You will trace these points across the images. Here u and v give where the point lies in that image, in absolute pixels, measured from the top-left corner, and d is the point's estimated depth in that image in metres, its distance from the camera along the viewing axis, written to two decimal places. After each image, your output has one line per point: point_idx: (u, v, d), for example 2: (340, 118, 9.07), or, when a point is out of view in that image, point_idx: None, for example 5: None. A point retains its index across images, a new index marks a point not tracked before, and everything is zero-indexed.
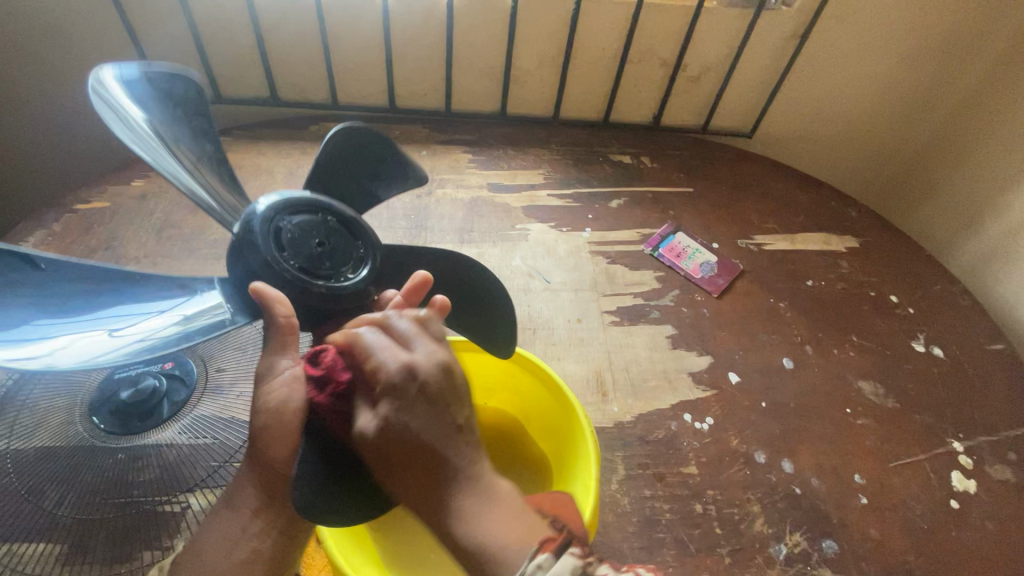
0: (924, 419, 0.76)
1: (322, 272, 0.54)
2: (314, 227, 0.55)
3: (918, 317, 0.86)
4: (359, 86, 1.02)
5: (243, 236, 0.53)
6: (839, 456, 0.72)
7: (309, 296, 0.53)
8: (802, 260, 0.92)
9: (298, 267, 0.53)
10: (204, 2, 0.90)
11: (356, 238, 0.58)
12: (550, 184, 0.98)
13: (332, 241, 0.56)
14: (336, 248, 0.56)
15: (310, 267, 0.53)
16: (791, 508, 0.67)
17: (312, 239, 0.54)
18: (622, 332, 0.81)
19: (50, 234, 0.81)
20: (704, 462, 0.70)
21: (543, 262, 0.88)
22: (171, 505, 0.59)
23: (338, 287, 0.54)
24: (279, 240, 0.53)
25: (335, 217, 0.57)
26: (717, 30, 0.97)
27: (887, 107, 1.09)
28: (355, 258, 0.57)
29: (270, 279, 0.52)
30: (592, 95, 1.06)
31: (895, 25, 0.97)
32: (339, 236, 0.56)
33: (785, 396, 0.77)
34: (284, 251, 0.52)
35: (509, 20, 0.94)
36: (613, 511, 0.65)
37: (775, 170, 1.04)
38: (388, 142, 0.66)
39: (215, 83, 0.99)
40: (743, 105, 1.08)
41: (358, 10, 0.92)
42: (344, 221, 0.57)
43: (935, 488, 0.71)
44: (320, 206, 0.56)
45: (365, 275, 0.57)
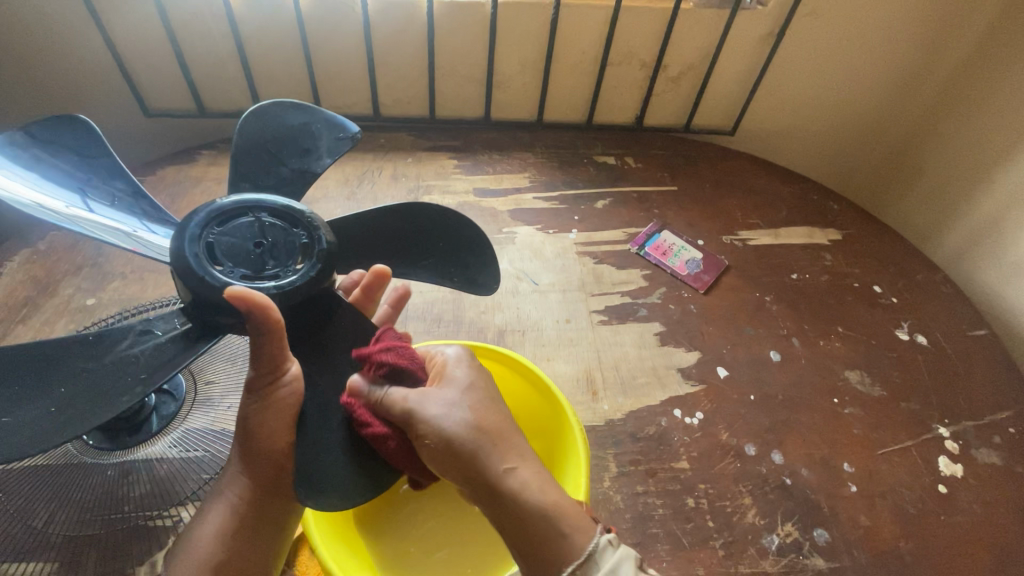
0: (910, 406, 0.77)
1: (267, 272, 0.50)
2: (248, 231, 0.51)
3: (901, 306, 0.88)
4: (344, 96, 1.03)
5: (175, 261, 0.48)
6: (828, 445, 0.73)
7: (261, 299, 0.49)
8: (786, 254, 0.93)
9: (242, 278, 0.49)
10: (185, 17, 0.90)
11: (295, 224, 0.53)
12: (535, 187, 0.99)
13: (273, 236, 0.51)
14: (276, 245, 0.51)
15: (254, 271, 0.49)
16: (782, 499, 0.68)
17: (249, 244, 0.50)
18: (611, 330, 0.82)
19: (35, 252, 0.81)
20: (695, 456, 0.70)
21: (530, 265, 0.88)
22: (163, 519, 0.59)
23: (289, 282, 0.50)
24: (214, 254, 0.49)
25: (267, 213, 0.52)
26: (695, 31, 0.98)
27: (866, 100, 1.11)
28: (299, 242, 0.52)
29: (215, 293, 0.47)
30: (575, 98, 1.07)
31: (870, 20, 0.99)
32: (275, 228, 0.52)
33: (773, 389, 0.77)
34: (222, 264, 0.49)
35: (490, 27, 0.95)
36: (606, 508, 0.66)
37: (757, 167, 1.05)
38: (294, 115, 0.60)
39: (199, 97, 1.00)
40: (723, 103, 1.09)
41: (340, 21, 0.92)
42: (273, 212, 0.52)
43: (923, 474, 0.72)
44: (248, 205, 0.52)
45: (316, 260, 0.51)
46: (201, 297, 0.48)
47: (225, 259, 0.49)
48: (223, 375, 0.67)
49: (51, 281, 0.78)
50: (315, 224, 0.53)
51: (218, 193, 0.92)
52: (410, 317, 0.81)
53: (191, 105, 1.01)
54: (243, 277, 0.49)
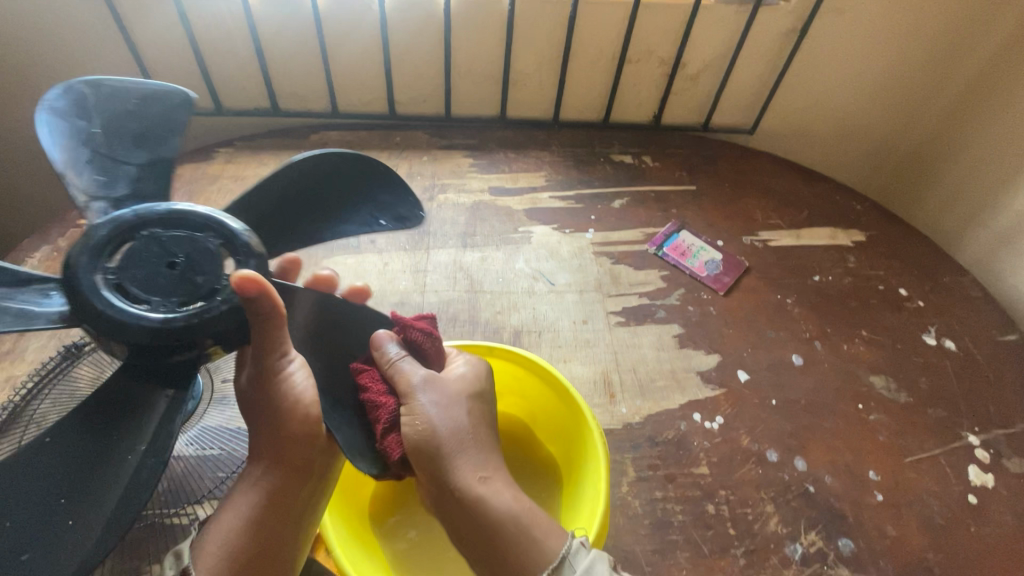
0: (937, 413, 0.75)
1: (197, 290, 0.46)
2: (155, 250, 0.47)
3: (928, 309, 0.85)
4: (359, 95, 1.03)
5: (96, 320, 0.44)
6: (853, 453, 0.71)
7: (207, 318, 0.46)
8: (808, 256, 0.91)
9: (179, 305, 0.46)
10: (203, 15, 0.90)
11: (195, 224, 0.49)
12: (551, 186, 0.98)
13: (183, 247, 0.48)
14: (190, 256, 0.47)
15: (187, 294, 0.46)
16: (805, 507, 0.66)
17: (160, 267, 0.46)
18: (628, 332, 0.80)
19: (56, 249, 0.82)
20: (715, 462, 0.69)
21: (547, 265, 0.87)
22: (179, 517, 0.59)
23: (227, 290, 0.47)
24: (134, 296, 0.45)
25: (154, 224, 0.48)
26: (716, 27, 0.96)
27: (889, 99, 1.08)
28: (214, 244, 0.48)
29: (160, 334, 0.45)
30: (592, 96, 1.06)
31: (894, 17, 0.96)
32: (175, 238, 0.48)
33: (795, 393, 0.76)
34: (150, 300, 0.45)
35: (507, 25, 0.94)
36: (623, 513, 0.65)
37: (777, 167, 1.03)
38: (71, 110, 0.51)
39: (216, 94, 1.00)
40: (743, 101, 1.07)
41: (356, 20, 0.92)
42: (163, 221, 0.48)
43: (952, 484, 0.69)
44: (131, 226, 0.47)
45: (241, 262, 0.49)
46: (145, 339, 0.45)
47: (150, 294, 0.46)
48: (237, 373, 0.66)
49: None
50: (216, 218, 0.49)
51: (235, 191, 0.92)
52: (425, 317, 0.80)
53: (208, 103, 1.01)
54: (182, 304, 0.46)
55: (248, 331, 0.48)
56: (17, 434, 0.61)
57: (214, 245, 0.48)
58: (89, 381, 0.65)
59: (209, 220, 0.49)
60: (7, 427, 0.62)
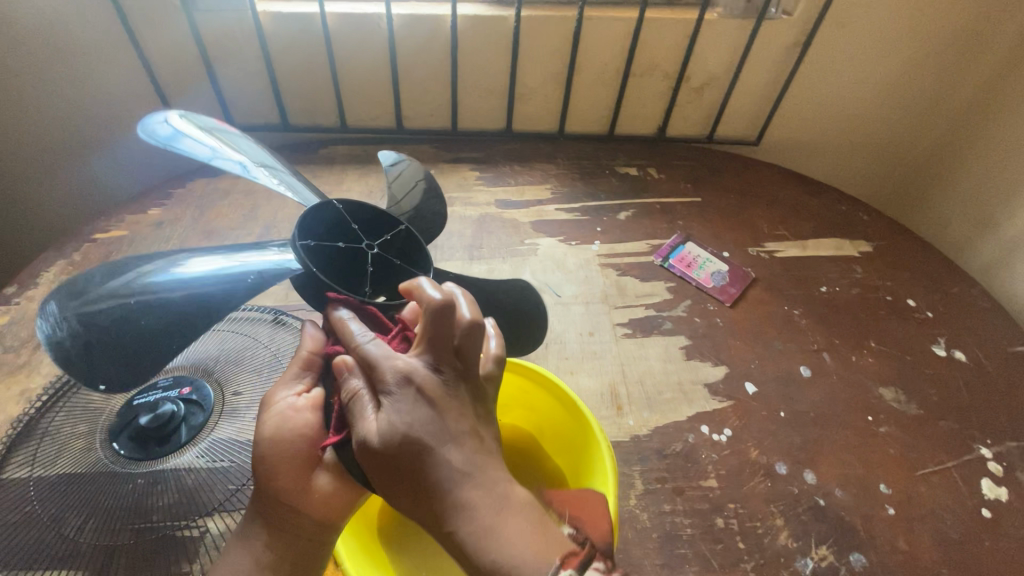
0: (949, 425, 0.74)
1: (394, 254, 0.59)
2: (334, 260, 0.56)
3: (937, 320, 0.85)
4: (368, 109, 1.04)
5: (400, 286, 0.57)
6: (863, 466, 0.70)
7: (402, 242, 0.59)
8: (814, 267, 0.91)
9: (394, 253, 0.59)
10: (216, 33, 0.92)
11: (324, 217, 0.57)
12: (557, 199, 0.99)
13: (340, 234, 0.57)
14: (353, 254, 0.57)
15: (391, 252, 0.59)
16: (816, 521, 0.66)
17: (361, 264, 0.56)
18: (635, 343, 0.81)
19: (71, 263, 0.83)
20: (724, 475, 0.69)
21: (553, 277, 0.88)
22: (190, 530, 0.60)
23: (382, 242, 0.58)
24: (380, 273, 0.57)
25: (337, 253, 0.56)
26: (718, 41, 0.98)
27: (891, 111, 1.08)
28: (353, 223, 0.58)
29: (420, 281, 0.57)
30: (597, 109, 1.07)
31: (895, 30, 0.97)
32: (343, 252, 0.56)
33: (804, 405, 0.75)
34: (390, 261, 0.58)
35: (512, 40, 0.96)
36: (632, 527, 0.64)
37: (783, 178, 1.03)
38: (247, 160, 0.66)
39: (228, 110, 1.02)
40: (747, 113, 1.08)
41: (364, 37, 0.94)
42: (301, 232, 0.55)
43: (966, 497, 0.69)
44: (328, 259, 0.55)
45: (354, 224, 0.58)
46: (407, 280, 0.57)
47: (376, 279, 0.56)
48: (249, 386, 0.68)
49: None
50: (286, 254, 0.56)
51: (246, 206, 0.93)
52: None
53: (220, 117, 1.03)
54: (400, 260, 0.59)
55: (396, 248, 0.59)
56: (32, 445, 0.63)
57: (347, 215, 0.58)
58: (100, 395, 0.66)
59: (316, 210, 0.56)
60: (21, 440, 0.63)
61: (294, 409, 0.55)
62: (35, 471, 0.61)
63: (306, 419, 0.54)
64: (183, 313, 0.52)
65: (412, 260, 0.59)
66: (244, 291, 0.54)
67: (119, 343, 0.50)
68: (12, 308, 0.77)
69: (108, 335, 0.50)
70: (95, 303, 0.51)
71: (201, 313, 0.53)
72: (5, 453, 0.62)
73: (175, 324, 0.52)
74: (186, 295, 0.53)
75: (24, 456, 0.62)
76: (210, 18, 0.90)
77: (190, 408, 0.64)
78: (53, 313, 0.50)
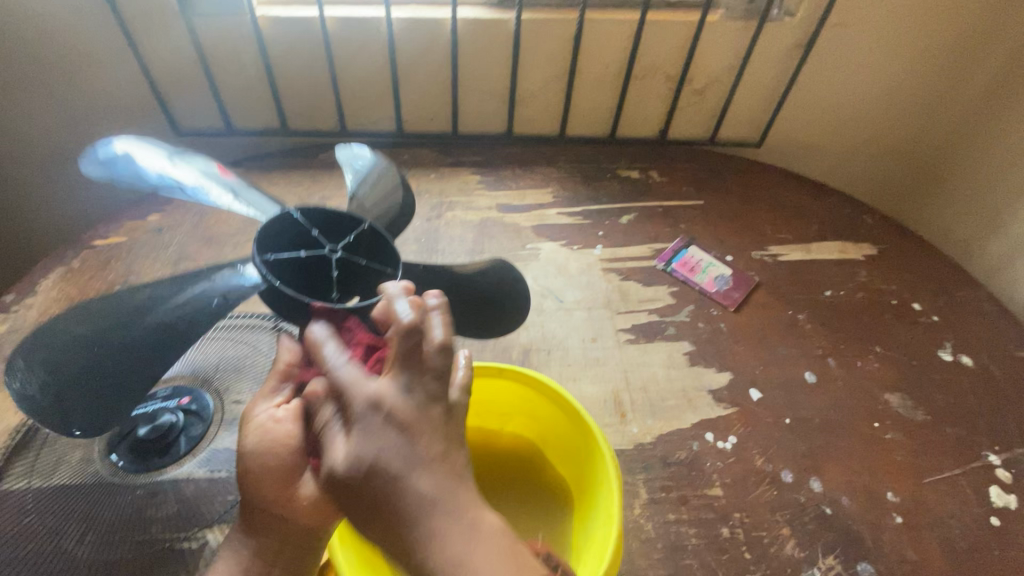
0: (956, 431, 0.74)
1: (360, 255, 0.57)
2: (300, 271, 0.54)
3: (943, 324, 0.84)
4: (367, 113, 1.04)
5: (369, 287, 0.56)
6: (870, 474, 0.70)
7: (366, 241, 0.57)
8: (818, 271, 0.90)
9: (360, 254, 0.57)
10: (215, 37, 0.92)
11: (280, 228, 0.55)
12: (558, 202, 0.98)
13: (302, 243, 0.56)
14: (316, 262, 0.55)
15: (357, 251, 0.57)
16: (823, 530, 0.65)
17: (327, 270, 0.55)
18: (638, 349, 0.80)
19: (69, 270, 0.82)
20: (729, 484, 0.68)
21: (555, 282, 0.87)
22: (189, 542, 0.58)
23: (347, 244, 0.56)
24: (347, 278, 0.55)
25: (300, 262, 0.54)
26: (721, 43, 0.97)
27: (894, 113, 1.08)
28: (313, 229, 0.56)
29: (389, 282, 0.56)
30: (599, 112, 1.06)
31: (898, 31, 0.96)
32: (306, 260, 0.55)
33: (809, 412, 0.75)
34: (356, 263, 0.56)
35: (513, 42, 0.95)
36: (636, 536, 0.63)
37: (785, 180, 1.03)
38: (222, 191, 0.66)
39: (228, 115, 1.01)
40: (749, 115, 1.07)
41: (364, 40, 0.93)
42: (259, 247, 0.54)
43: (974, 506, 0.68)
44: (292, 270, 0.54)
45: (315, 231, 0.56)
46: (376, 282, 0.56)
47: (344, 286, 0.55)
48: (249, 395, 0.67)
49: (84, 299, 0.80)
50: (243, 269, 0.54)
51: None
52: None
53: (219, 122, 1.03)
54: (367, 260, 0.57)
55: (362, 248, 0.57)
56: (31, 456, 0.62)
57: (304, 222, 0.56)
58: None
59: (271, 224, 0.55)
60: (20, 451, 0.63)
61: (275, 421, 0.52)
62: (34, 482, 0.60)
63: (289, 431, 0.52)
64: (149, 346, 0.52)
65: (381, 258, 0.57)
66: (207, 318, 0.53)
67: (85, 386, 0.51)
68: (10, 317, 0.77)
69: (77, 381, 0.51)
70: (56, 352, 0.51)
71: (167, 346, 0.53)
72: (3, 464, 0.62)
73: (141, 356, 0.52)
74: (147, 329, 0.52)
75: (21, 467, 0.61)
76: (209, 23, 0.90)
77: (189, 419, 0.64)
78: (17, 368, 0.50)
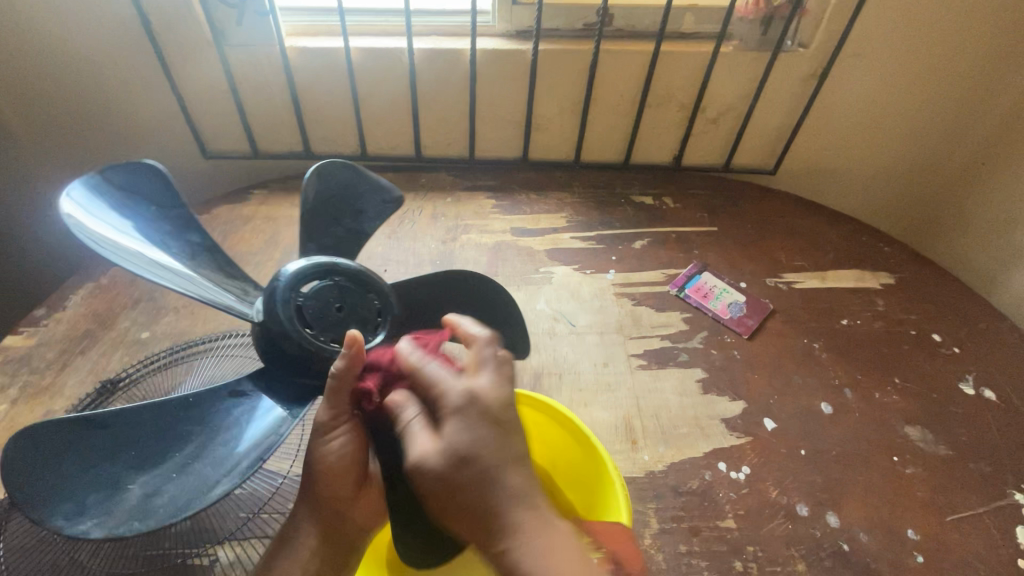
0: (980, 467, 0.72)
1: (329, 331, 0.54)
2: (334, 307, 0.55)
3: (965, 356, 0.82)
4: (387, 138, 1.07)
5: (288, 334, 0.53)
6: (889, 509, 0.68)
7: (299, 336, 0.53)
8: (835, 299, 0.89)
9: (309, 325, 0.54)
10: (245, 66, 0.96)
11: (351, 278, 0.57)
12: (572, 227, 0.99)
13: (347, 295, 0.56)
14: (352, 307, 0.56)
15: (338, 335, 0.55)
16: (839, 567, 0.63)
17: (332, 307, 0.55)
18: (650, 375, 0.79)
19: (97, 286, 0.85)
20: (742, 515, 0.66)
21: (567, 305, 0.88)
22: (202, 558, 0.60)
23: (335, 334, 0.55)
24: (303, 318, 0.54)
25: (344, 278, 0.57)
26: (735, 73, 0.98)
27: (912, 141, 1.08)
28: (323, 280, 0.56)
29: (292, 350, 0.53)
30: (613, 139, 1.08)
31: (913, 63, 0.97)
32: (351, 294, 0.56)
33: (825, 443, 0.73)
34: (310, 328, 0.54)
35: (530, 71, 0.98)
36: (647, 567, 0.62)
37: (800, 207, 1.03)
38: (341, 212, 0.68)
39: (254, 140, 1.05)
40: (763, 143, 1.08)
41: (386, 69, 0.97)
42: (511, 308, 0.68)
43: (1000, 547, 0.66)
44: (335, 272, 0.57)
45: (357, 291, 0.57)
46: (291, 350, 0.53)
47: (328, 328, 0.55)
48: None
49: (109, 315, 0.82)
50: (386, 292, 0.59)
51: (267, 231, 0.95)
52: (446, 357, 0.80)
53: (245, 147, 1.07)
54: (334, 342, 0.54)
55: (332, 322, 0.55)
56: None
57: (347, 283, 0.57)
58: None
59: (354, 272, 0.58)
60: None
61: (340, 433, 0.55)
62: None
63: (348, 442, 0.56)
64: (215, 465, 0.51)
65: (285, 357, 0.54)
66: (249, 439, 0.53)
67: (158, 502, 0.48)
68: (39, 330, 0.80)
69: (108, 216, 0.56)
70: (145, 183, 0.61)
71: (227, 454, 0.51)
72: None
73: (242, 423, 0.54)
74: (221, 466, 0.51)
75: None
76: (240, 52, 0.94)
77: None
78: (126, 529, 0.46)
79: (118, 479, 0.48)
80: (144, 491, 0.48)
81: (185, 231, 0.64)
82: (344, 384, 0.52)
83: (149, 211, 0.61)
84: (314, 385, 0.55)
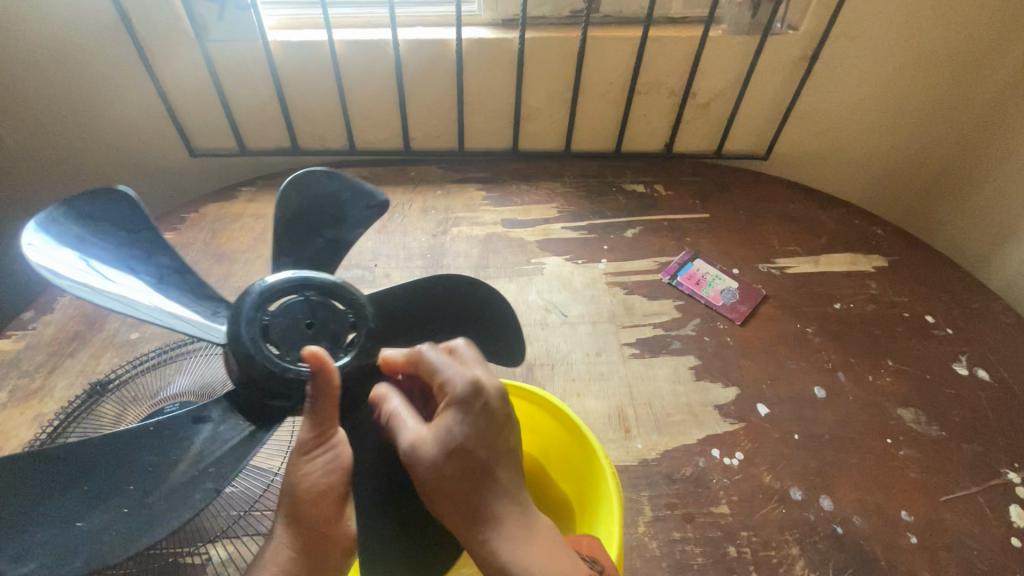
0: (973, 448, 0.72)
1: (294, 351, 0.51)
2: (302, 324, 0.52)
3: (959, 337, 0.82)
4: (374, 132, 1.06)
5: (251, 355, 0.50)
6: (882, 491, 0.68)
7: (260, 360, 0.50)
8: (828, 283, 0.89)
9: (273, 343, 0.51)
10: (228, 62, 0.95)
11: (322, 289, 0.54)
12: (563, 217, 0.98)
13: (316, 312, 0.53)
14: (324, 324, 0.53)
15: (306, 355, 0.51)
16: (833, 550, 0.63)
17: (301, 324, 0.52)
18: (643, 364, 0.79)
19: None
20: (736, 501, 0.66)
21: (559, 296, 0.87)
22: (194, 557, 0.61)
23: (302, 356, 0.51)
24: (268, 338, 0.51)
25: (316, 292, 0.54)
26: (724, 57, 0.97)
27: (904, 123, 1.07)
28: (296, 295, 0.53)
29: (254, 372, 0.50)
30: (603, 127, 1.07)
31: (904, 43, 0.96)
32: (323, 310, 0.53)
33: (818, 427, 0.73)
34: (278, 350, 0.51)
35: (517, 59, 0.96)
36: (641, 555, 0.62)
37: (792, 192, 1.02)
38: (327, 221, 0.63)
39: (240, 136, 1.04)
40: (754, 128, 1.07)
41: (371, 61, 0.95)
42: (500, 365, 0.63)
43: (994, 526, 0.66)
44: (303, 284, 0.53)
45: (332, 306, 0.54)
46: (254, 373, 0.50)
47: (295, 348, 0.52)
48: None
49: (98, 316, 0.82)
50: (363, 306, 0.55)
51: (256, 229, 0.95)
52: None
53: (232, 144, 1.06)
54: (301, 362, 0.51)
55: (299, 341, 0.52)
56: None
57: (320, 298, 0.54)
58: (112, 418, 0.68)
59: (327, 283, 0.54)
60: None
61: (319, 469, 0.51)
62: None
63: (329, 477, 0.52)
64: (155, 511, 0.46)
65: (247, 380, 0.50)
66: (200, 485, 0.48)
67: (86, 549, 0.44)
68: (27, 334, 0.79)
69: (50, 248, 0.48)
70: (116, 213, 0.54)
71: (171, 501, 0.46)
72: None
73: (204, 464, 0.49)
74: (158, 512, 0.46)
75: None
76: (223, 49, 0.93)
77: None
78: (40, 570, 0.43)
79: (57, 518, 0.45)
80: (76, 534, 0.44)
81: (155, 252, 0.56)
82: (328, 397, 0.49)
83: (117, 237, 0.54)
84: (282, 407, 0.52)
